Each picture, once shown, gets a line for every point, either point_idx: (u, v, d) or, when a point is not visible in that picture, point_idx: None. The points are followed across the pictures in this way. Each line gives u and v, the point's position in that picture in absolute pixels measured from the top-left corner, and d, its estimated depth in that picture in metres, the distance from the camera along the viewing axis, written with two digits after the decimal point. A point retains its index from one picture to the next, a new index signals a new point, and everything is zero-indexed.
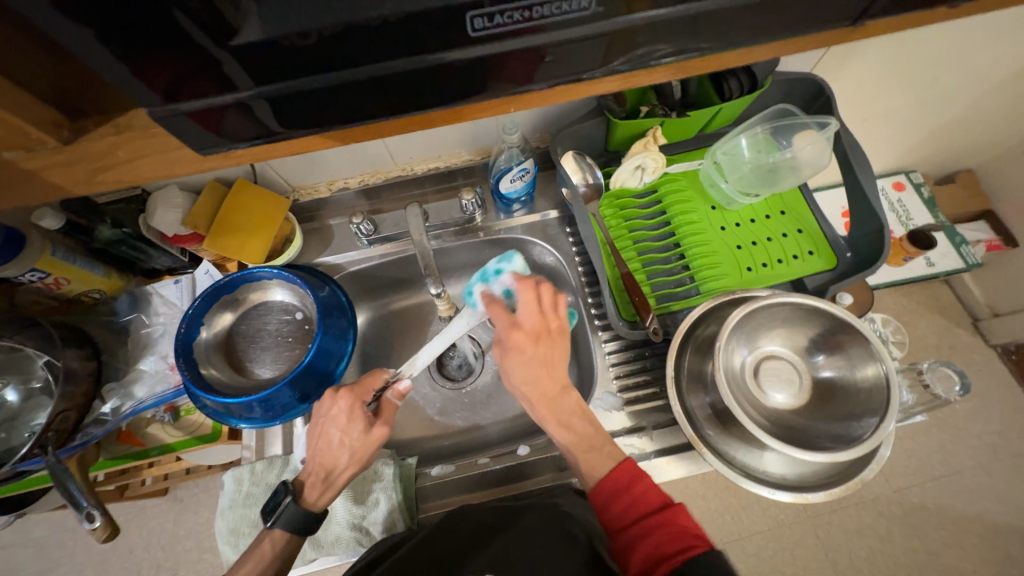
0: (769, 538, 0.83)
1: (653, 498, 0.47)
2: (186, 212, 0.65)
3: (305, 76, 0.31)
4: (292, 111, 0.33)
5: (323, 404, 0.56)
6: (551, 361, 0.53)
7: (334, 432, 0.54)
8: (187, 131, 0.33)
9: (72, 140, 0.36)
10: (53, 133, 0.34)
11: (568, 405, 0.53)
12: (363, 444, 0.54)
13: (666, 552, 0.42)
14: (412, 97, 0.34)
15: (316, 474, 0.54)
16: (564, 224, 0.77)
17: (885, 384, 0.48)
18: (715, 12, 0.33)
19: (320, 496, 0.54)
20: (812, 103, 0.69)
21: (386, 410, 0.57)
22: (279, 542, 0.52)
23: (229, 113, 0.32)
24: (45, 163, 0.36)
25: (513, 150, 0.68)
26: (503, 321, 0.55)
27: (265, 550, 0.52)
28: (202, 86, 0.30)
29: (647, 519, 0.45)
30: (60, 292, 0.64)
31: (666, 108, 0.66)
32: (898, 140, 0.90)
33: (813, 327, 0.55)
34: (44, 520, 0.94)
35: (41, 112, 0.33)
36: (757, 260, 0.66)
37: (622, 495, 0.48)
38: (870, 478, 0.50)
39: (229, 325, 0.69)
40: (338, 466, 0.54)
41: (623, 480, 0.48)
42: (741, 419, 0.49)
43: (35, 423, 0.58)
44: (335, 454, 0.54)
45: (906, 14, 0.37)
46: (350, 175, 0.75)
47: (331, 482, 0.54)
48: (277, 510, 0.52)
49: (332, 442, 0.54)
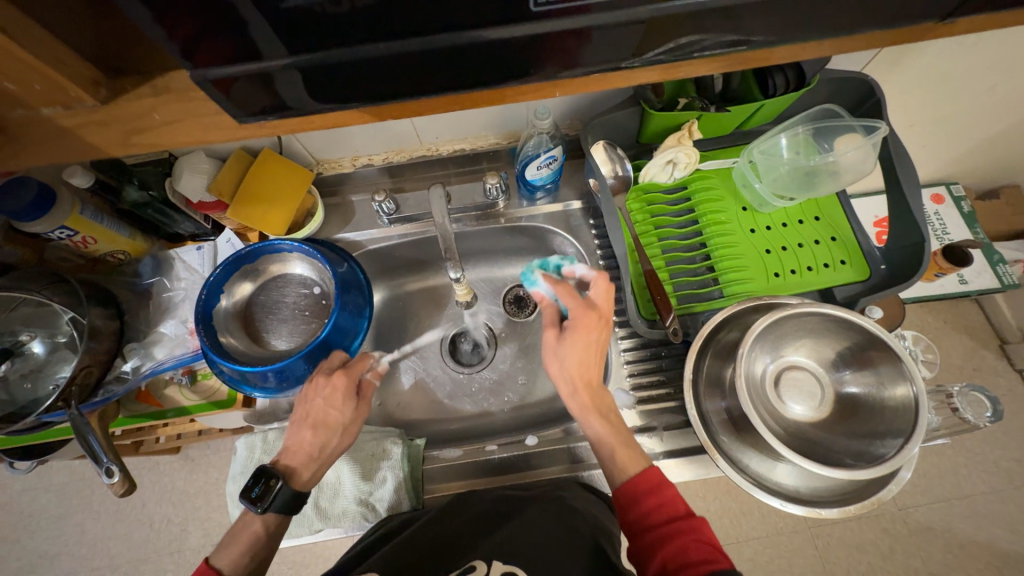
0: (767, 544, 0.82)
1: (680, 506, 0.46)
2: (211, 178, 0.65)
3: (339, 47, 0.30)
4: (322, 84, 0.32)
5: (315, 383, 0.58)
6: (603, 345, 0.55)
7: (326, 412, 0.56)
8: (215, 97, 0.32)
9: (109, 100, 0.35)
10: (92, 92, 0.34)
11: (607, 400, 0.54)
12: (353, 421, 0.58)
13: (694, 559, 0.42)
14: (446, 76, 0.33)
15: (309, 454, 0.55)
16: (588, 216, 0.76)
17: (914, 405, 0.47)
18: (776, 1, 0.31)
19: (312, 476, 0.55)
20: (861, 105, 0.66)
21: (366, 390, 0.60)
22: (272, 524, 0.53)
23: (258, 84, 0.32)
24: (81, 121, 0.35)
25: (543, 136, 0.66)
26: (575, 304, 0.56)
27: (256, 532, 0.52)
28: (233, 50, 0.29)
29: (674, 523, 0.45)
30: (87, 251, 0.65)
31: (705, 101, 0.63)
32: (944, 150, 0.86)
33: (842, 340, 0.53)
34: (64, 468, 0.97)
35: (80, 68, 0.33)
36: (786, 266, 0.64)
37: (648, 499, 0.47)
38: (888, 499, 0.48)
39: (248, 294, 0.69)
40: (332, 446, 0.56)
41: (654, 482, 0.48)
42: (760, 429, 0.47)
43: (59, 376, 0.59)
44: (330, 434, 0.56)
45: (985, 14, 0.34)
46: (374, 152, 0.75)
47: (324, 462, 0.56)
48: (270, 495, 0.51)
49: (328, 422, 0.56)
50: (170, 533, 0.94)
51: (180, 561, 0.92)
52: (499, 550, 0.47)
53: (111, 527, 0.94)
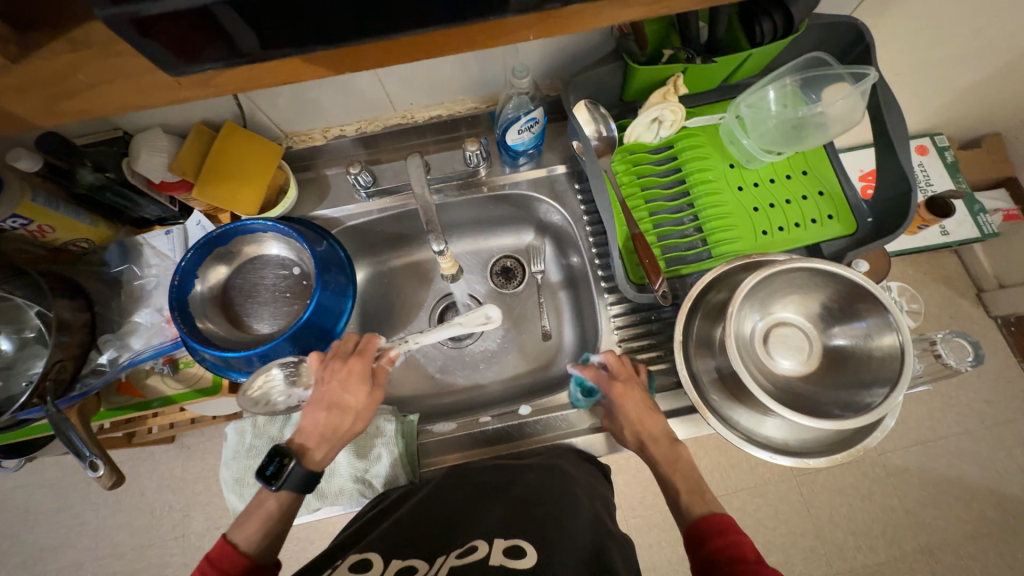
0: (754, 493, 0.86)
1: (750, 552, 0.42)
2: (172, 156, 0.61)
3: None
4: (273, 31, 0.29)
5: (327, 366, 0.56)
6: (645, 399, 0.57)
7: (340, 395, 0.55)
8: (151, 52, 0.29)
9: (22, 58, 0.31)
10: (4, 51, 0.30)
11: (678, 452, 0.53)
12: (369, 404, 0.56)
13: None
14: (403, 25, 0.30)
15: (322, 435, 0.54)
16: (573, 180, 0.73)
17: (899, 354, 0.47)
18: None
19: (324, 457, 0.54)
20: (850, 51, 0.63)
21: (380, 375, 0.58)
22: (284, 501, 0.52)
23: (189, 37, 0.28)
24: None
25: (522, 98, 0.63)
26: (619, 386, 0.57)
27: (269, 509, 0.52)
28: None
29: (734, 565, 0.41)
30: (46, 240, 0.62)
31: (691, 52, 0.60)
32: (930, 99, 0.84)
33: (831, 294, 0.53)
34: (57, 463, 0.96)
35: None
36: (774, 223, 0.63)
37: (714, 538, 0.44)
38: (873, 445, 0.49)
39: (224, 278, 0.67)
40: (344, 426, 0.55)
41: (718, 525, 0.45)
42: (749, 385, 0.48)
43: (32, 372, 0.57)
44: (342, 416, 0.55)
45: None
46: (346, 122, 0.71)
47: (336, 442, 0.54)
48: (284, 472, 0.51)
49: (340, 404, 0.55)
50: (172, 519, 0.94)
51: (185, 545, 0.93)
52: (497, 527, 0.46)
53: (112, 516, 0.95)
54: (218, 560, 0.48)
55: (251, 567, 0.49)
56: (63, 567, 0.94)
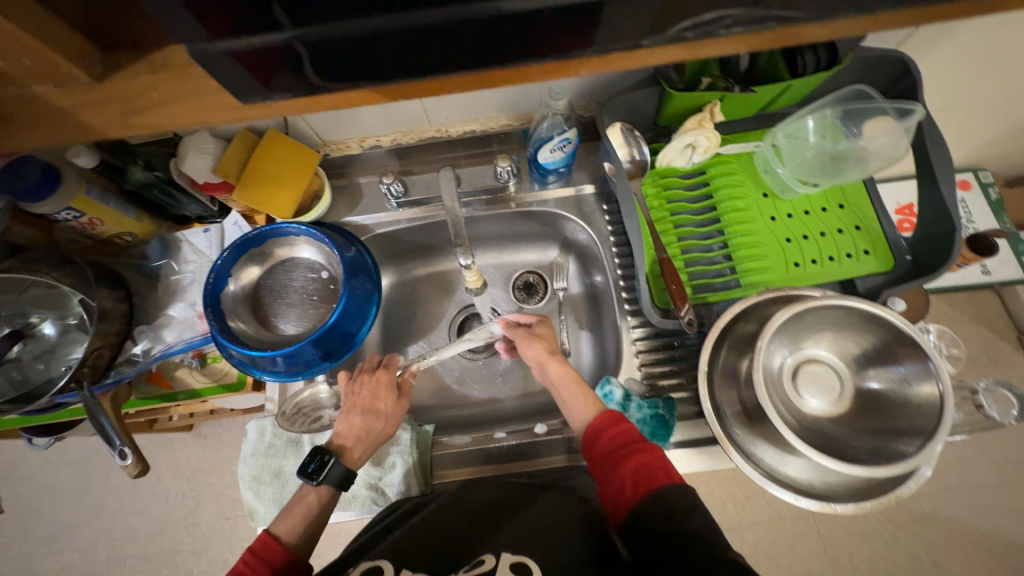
0: (769, 530, 0.83)
1: (636, 432, 0.51)
2: (216, 159, 0.63)
3: (344, 19, 0.28)
4: (338, 69, 0.31)
5: (359, 378, 0.62)
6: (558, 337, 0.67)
7: (372, 402, 0.60)
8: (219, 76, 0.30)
9: (104, 76, 0.34)
10: (85, 68, 0.32)
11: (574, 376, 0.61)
12: (398, 410, 0.61)
13: (652, 479, 0.47)
14: (456, 60, 0.32)
15: (359, 434, 0.58)
16: (601, 201, 0.73)
17: (939, 402, 0.45)
18: None
19: (360, 457, 0.58)
20: (896, 84, 0.62)
21: (405, 386, 0.64)
22: (324, 496, 0.54)
23: (255, 65, 0.30)
24: (78, 100, 0.33)
25: (558, 117, 0.63)
26: (521, 333, 0.65)
27: (311, 503, 0.54)
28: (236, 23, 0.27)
29: (635, 448, 0.49)
30: (95, 233, 0.65)
31: (730, 81, 0.60)
32: (977, 134, 0.82)
33: (866, 334, 0.52)
34: (83, 443, 1.00)
35: (69, 39, 0.31)
36: (807, 256, 0.62)
37: (610, 427, 0.52)
38: (906, 495, 0.47)
39: (256, 278, 0.69)
40: (376, 429, 0.59)
41: (613, 415, 0.53)
42: (774, 421, 0.46)
43: (71, 357, 0.59)
44: (374, 419, 0.59)
45: None
46: (382, 133, 0.73)
47: (370, 443, 0.59)
48: (325, 468, 0.54)
49: (372, 409, 0.60)
50: (184, 507, 0.96)
51: (195, 534, 0.95)
52: (504, 543, 0.46)
53: (128, 500, 0.97)
54: (260, 551, 0.49)
55: (290, 559, 0.50)
56: (79, 545, 0.96)
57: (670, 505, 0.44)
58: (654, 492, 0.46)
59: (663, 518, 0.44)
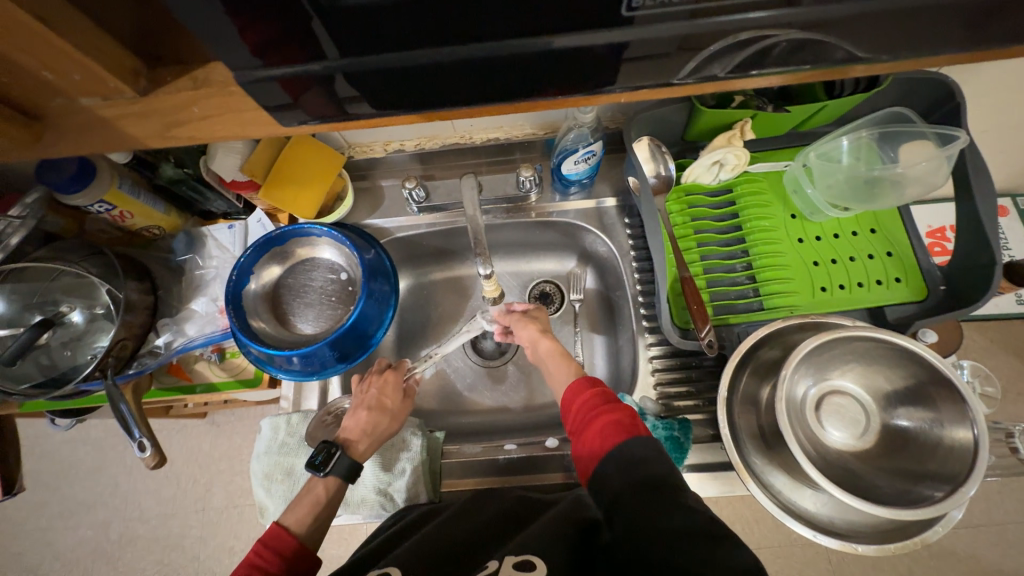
0: (777, 555, 0.78)
1: (607, 395, 0.53)
2: (244, 158, 0.64)
3: (394, 51, 0.30)
4: (378, 86, 0.32)
5: (367, 379, 0.65)
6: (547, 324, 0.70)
7: (380, 399, 0.62)
8: (265, 95, 0.32)
9: (148, 91, 0.33)
10: (131, 82, 0.32)
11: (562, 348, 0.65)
12: (403, 410, 0.63)
13: (618, 430, 0.48)
14: (492, 81, 0.33)
15: (365, 429, 0.59)
16: (623, 215, 0.72)
17: (972, 447, 0.43)
18: (848, 16, 0.29)
19: (365, 450, 0.59)
20: (936, 108, 0.60)
21: (410, 391, 0.66)
22: (331, 488, 0.55)
23: (304, 85, 0.32)
24: (122, 113, 0.34)
25: (584, 129, 0.62)
26: (517, 317, 0.69)
27: (318, 495, 0.55)
28: (294, 51, 0.29)
29: (604, 406, 0.51)
30: (124, 225, 0.66)
31: (763, 99, 0.59)
32: (1017, 159, 0.79)
33: (895, 367, 0.50)
34: (102, 424, 1.02)
35: (119, 56, 0.31)
36: (835, 281, 0.60)
37: (584, 391, 0.54)
38: (933, 540, 0.45)
39: (276, 277, 0.70)
40: (382, 425, 0.61)
41: (587, 380, 0.55)
42: (794, 453, 0.45)
43: (98, 346, 0.60)
44: (380, 416, 0.61)
45: None
46: (407, 138, 0.73)
47: (375, 439, 0.60)
48: (333, 460, 0.55)
49: (379, 406, 0.61)
50: (195, 493, 0.98)
51: (204, 520, 0.97)
52: (509, 548, 0.46)
53: (142, 482, 1.00)
54: (272, 543, 0.51)
55: (299, 550, 0.51)
56: (93, 523, 0.99)
57: (631, 455, 0.46)
58: (617, 444, 0.47)
59: (624, 468, 0.45)
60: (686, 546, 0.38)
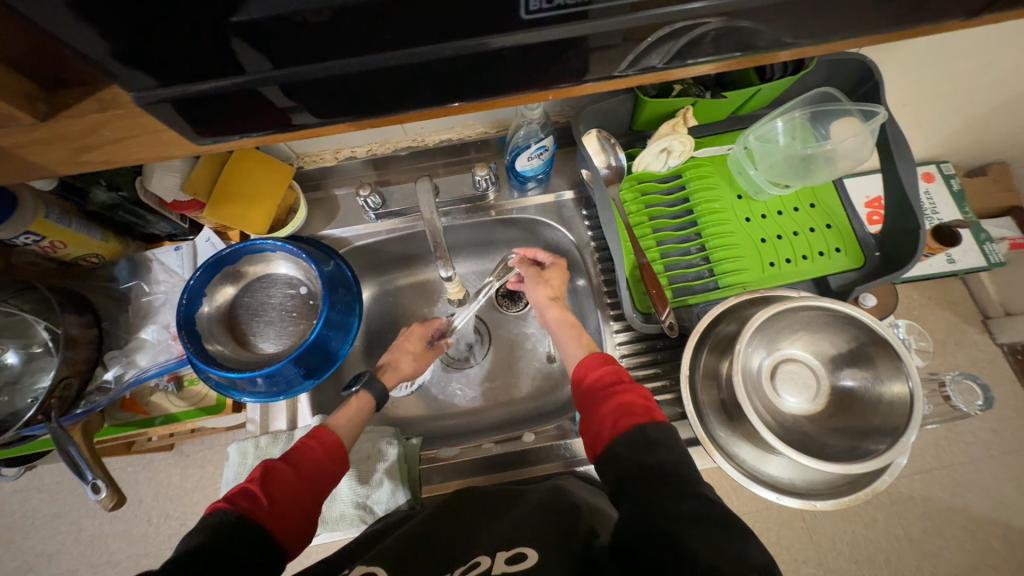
0: (755, 518, 0.82)
1: (622, 374, 0.56)
2: (185, 176, 0.62)
3: (315, 61, 0.29)
4: (315, 97, 0.32)
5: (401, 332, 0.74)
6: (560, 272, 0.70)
7: (404, 342, 0.70)
8: (186, 110, 0.31)
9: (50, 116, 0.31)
10: (28, 109, 0.30)
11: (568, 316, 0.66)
12: (427, 357, 0.70)
13: (634, 410, 0.51)
14: (423, 86, 0.33)
15: (389, 363, 0.67)
16: (580, 207, 0.74)
17: (909, 400, 0.47)
18: (757, 7, 0.31)
19: (391, 382, 0.66)
20: (857, 88, 0.64)
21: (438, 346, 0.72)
22: (361, 401, 0.61)
23: (238, 98, 0.31)
24: (26, 141, 0.32)
25: (533, 126, 0.63)
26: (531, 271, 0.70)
27: (353, 408, 0.60)
28: (207, 62, 0.28)
29: (619, 384, 0.54)
30: (56, 255, 0.62)
31: (701, 87, 0.61)
32: (937, 128, 0.84)
33: (838, 333, 0.54)
34: (55, 469, 0.96)
35: (9, 82, 0.29)
36: (781, 255, 0.63)
37: (598, 366, 0.57)
38: (882, 489, 0.48)
39: (232, 297, 0.67)
40: (405, 364, 0.68)
41: (602, 359, 0.58)
42: (753, 422, 0.47)
43: (38, 387, 0.56)
44: (405, 357, 0.69)
45: (957, 20, 0.35)
46: (357, 144, 0.72)
47: (397, 374, 0.67)
48: (362, 381, 0.63)
49: (406, 349, 0.69)
50: (168, 529, 0.93)
51: None
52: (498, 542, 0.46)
53: (108, 524, 0.94)
54: (318, 434, 0.55)
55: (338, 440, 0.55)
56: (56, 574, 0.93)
57: (645, 438, 0.48)
58: (633, 424, 0.49)
59: (637, 450, 0.48)
60: (698, 528, 0.39)
